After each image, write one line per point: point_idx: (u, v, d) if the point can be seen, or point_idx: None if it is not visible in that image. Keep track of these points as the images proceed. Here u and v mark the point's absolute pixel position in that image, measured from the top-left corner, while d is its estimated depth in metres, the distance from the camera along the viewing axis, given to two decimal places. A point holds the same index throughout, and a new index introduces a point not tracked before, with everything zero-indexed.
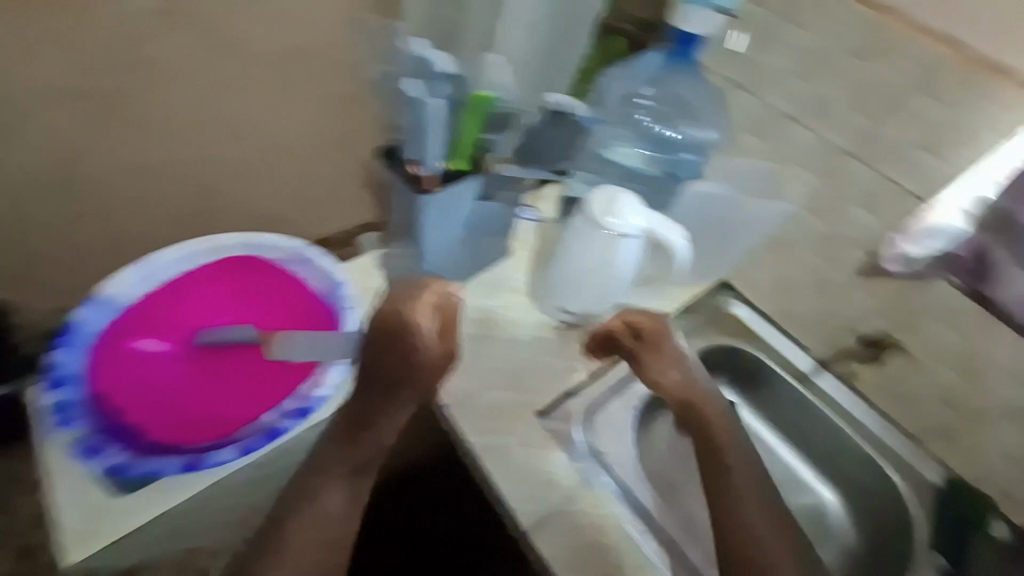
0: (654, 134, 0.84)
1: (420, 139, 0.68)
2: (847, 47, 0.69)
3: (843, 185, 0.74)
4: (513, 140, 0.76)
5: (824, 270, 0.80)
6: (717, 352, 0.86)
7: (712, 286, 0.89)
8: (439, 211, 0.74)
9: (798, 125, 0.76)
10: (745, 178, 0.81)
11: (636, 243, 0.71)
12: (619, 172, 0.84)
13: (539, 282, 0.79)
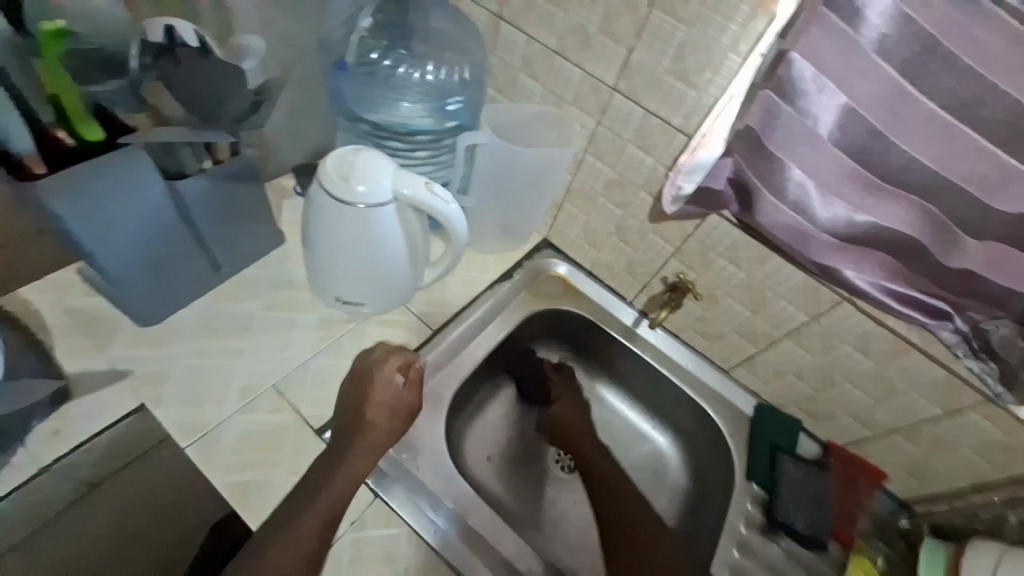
0: (433, 85, 0.78)
1: (340, 173, 0.60)
2: (671, 66, 0.63)
3: (636, 204, 0.78)
4: (432, 185, 0.62)
5: (640, 258, 0.84)
6: (503, 350, 0.87)
7: (534, 240, 0.94)
8: (348, 229, 0.62)
9: (633, 147, 0.72)
10: (642, 171, 0.74)
11: (393, 212, 0.62)
12: (496, 177, 0.82)
13: (384, 283, 0.70)
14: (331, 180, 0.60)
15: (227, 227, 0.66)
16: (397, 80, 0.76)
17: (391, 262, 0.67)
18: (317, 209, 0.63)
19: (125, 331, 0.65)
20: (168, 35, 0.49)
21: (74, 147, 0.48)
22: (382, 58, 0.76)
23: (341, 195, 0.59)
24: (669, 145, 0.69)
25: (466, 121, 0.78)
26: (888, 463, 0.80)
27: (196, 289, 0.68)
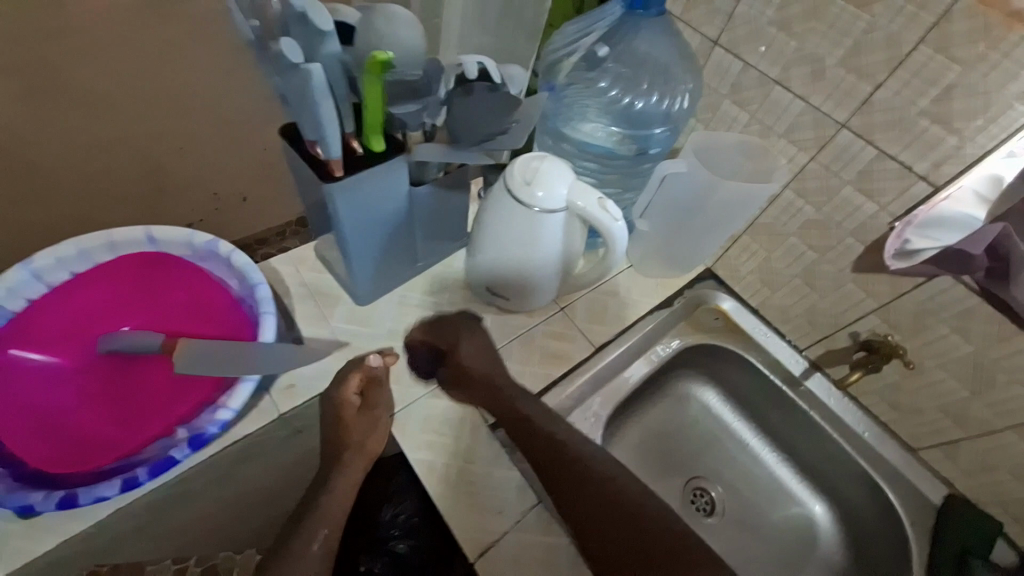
0: (642, 113, 0.77)
1: (522, 177, 0.62)
2: (929, 109, 0.56)
3: (838, 250, 0.72)
4: (608, 202, 0.63)
5: (827, 307, 0.77)
6: (652, 378, 0.87)
7: (697, 270, 0.91)
8: (514, 229, 0.65)
9: (852, 191, 0.66)
10: (856, 217, 0.67)
11: (559, 219, 0.64)
12: (681, 209, 0.79)
13: (542, 286, 0.73)
14: (514, 183, 0.62)
15: (435, 227, 0.74)
16: (616, 109, 0.77)
17: (543, 266, 0.69)
18: (495, 210, 0.66)
19: (342, 305, 0.76)
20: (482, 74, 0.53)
21: (363, 156, 0.55)
22: (608, 86, 0.77)
23: (522, 197, 0.62)
24: (904, 193, 0.61)
25: (663, 148, 0.80)
26: None
27: (401, 276, 0.77)
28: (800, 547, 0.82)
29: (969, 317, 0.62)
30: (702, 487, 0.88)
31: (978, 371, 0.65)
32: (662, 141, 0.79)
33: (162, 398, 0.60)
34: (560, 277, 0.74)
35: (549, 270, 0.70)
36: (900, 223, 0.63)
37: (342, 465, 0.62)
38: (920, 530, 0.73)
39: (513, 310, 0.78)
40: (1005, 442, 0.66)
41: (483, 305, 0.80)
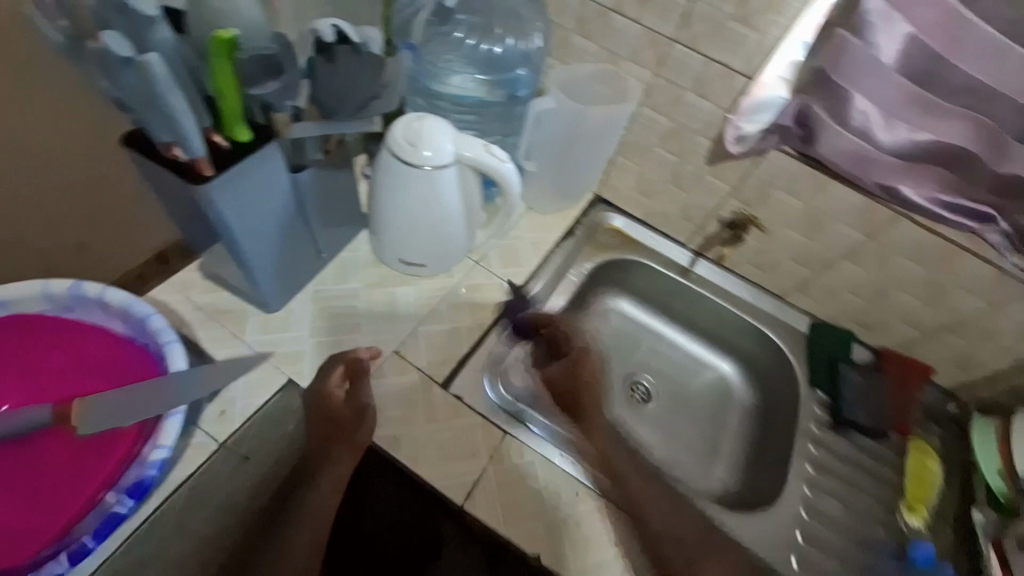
0: (501, 57, 0.79)
1: (406, 139, 0.63)
2: (732, 13, 0.66)
3: (692, 150, 0.83)
4: (493, 146, 0.66)
5: (696, 201, 0.90)
6: (572, 304, 0.95)
7: (587, 199, 0.99)
8: (412, 191, 0.66)
9: (692, 96, 0.76)
10: (699, 117, 0.78)
11: (452, 172, 0.65)
12: (560, 141, 0.85)
13: (457, 243, 0.76)
14: (399, 146, 0.63)
15: (329, 212, 0.71)
16: (477, 57, 0.79)
17: (450, 223, 0.71)
18: (387, 178, 0.66)
19: (253, 318, 0.72)
20: (337, 36, 0.52)
21: (229, 150, 0.53)
22: (464, 37, 0.78)
23: (411, 158, 0.63)
24: (730, 89, 0.73)
25: (530, 89, 0.82)
26: (939, 360, 0.86)
27: (307, 272, 0.74)
28: (722, 403, 0.98)
29: (795, 180, 0.77)
30: (638, 380, 0.99)
31: (810, 221, 0.81)
32: (527, 82, 0.82)
33: (77, 464, 0.55)
34: (470, 229, 0.77)
35: (457, 226, 0.73)
36: (731, 115, 0.74)
37: (334, 452, 0.65)
38: (799, 358, 0.90)
39: (433, 271, 0.80)
40: (839, 271, 0.84)
41: (401, 279, 0.80)
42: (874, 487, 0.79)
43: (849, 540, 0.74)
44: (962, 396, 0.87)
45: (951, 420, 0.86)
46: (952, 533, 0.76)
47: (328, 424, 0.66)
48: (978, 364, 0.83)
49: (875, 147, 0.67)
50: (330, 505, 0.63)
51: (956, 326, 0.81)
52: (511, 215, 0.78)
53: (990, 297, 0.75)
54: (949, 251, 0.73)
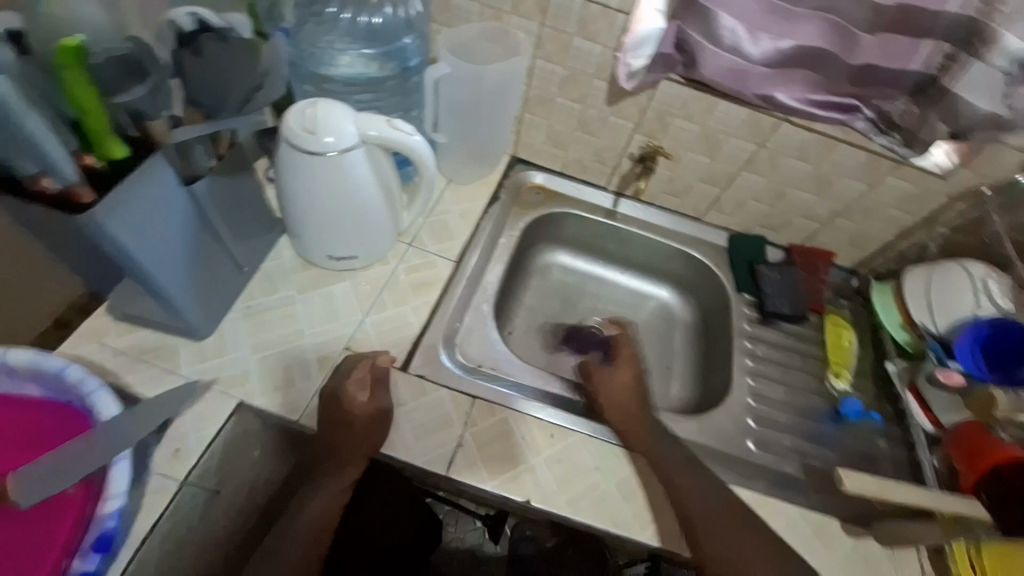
0: (382, 29, 0.77)
1: (303, 128, 0.60)
2: None
3: (591, 93, 0.86)
4: (395, 120, 0.65)
5: (606, 144, 0.94)
6: (511, 265, 0.98)
7: (505, 160, 1.01)
8: (323, 181, 0.64)
9: (579, 39, 0.79)
10: (591, 60, 0.81)
11: (360, 153, 0.64)
12: (462, 104, 0.85)
13: (383, 228, 0.74)
14: (297, 137, 0.60)
15: (238, 221, 0.68)
16: (358, 32, 0.77)
17: (371, 208, 0.69)
18: (294, 172, 0.63)
19: (184, 348, 0.68)
20: (199, 25, 0.54)
21: (106, 171, 0.49)
22: (339, 12, 0.76)
23: (312, 147, 0.60)
24: (611, 27, 0.76)
25: (421, 57, 0.80)
26: (837, 243, 0.97)
27: (232, 289, 0.71)
28: (668, 326, 1.05)
29: (688, 105, 0.82)
30: (590, 323, 1.04)
31: (709, 141, 0.87)
32: (415, 49, 0.80)
33: (21, 542, 0.50)
34: (394, 211, 0.75)
35: (379, 209, 0.71)
36: (618, 53, 0.78)
37: (344, 467, 0.65)
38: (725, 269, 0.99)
39: (367, 261, 0.78)
40: (743, 183, 0.92)
41: (336, 275, 0.78)
42: (806, 365, 0.89)
43: (794, 415, 0.83)
44: (861, 270, 0.99)
45: (858, 293, 0.98)
46: (872, 385, 0.87)
47: (337, 433, 0.65)
48: (868, 239, 0.94)
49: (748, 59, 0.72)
50: (325, 519, 0.63)
51: (846, 210, 0.91)
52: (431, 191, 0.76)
53: (867, 178, 0.84)
54: (826, 143, 0.81)
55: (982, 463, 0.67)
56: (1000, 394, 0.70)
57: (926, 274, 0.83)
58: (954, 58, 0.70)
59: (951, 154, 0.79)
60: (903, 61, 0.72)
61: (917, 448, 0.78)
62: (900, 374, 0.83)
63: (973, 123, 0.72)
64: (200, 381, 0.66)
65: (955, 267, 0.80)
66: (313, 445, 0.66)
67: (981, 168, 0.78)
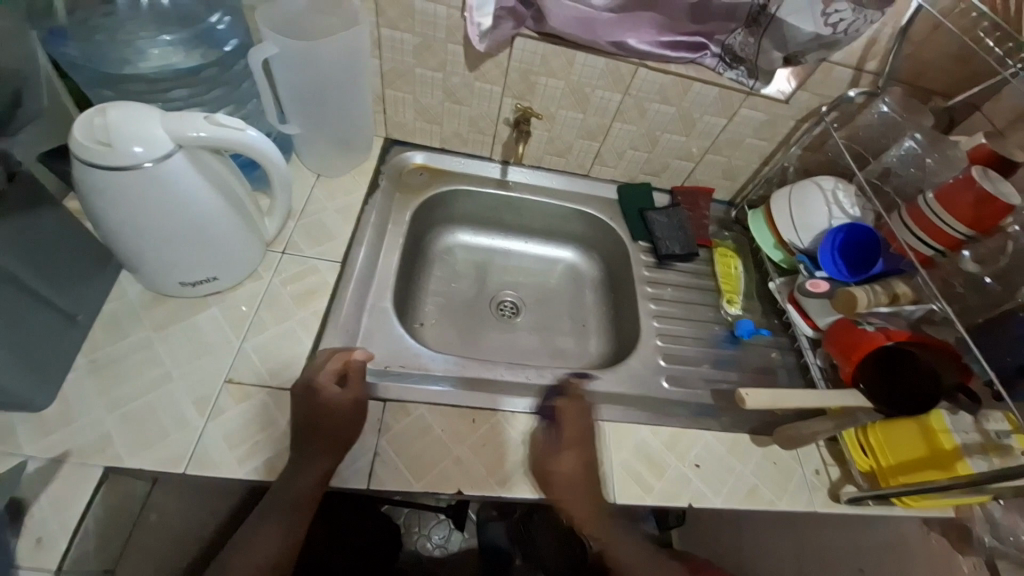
0: (183, 10, 0.67)
1: (98, 140, 0.51)
2: None
3: (449, 60, 0.81)
4: (217, 116, 0.56)
5: (478, 112, 0.90)
6: (408, 254, 0.93)
7: (379, 144, 0.95)
8: (145, 198, 0.54)
9: (421, 2, 0.74)
10: (439, 24, 0.76)
11: (181, 161, 0.54)
12: (304, 84, 0.76)
13: (240, 239, 0.66)
14: (93, 151, 0.50)
15: (48, 262, 0.58)
16: (151, 17, 0.66)
17: (215, 221, 0.61)
18: (101, 195, 0.53)
19: (19, 426, 0.56)
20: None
21: None
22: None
23: (116, 161, 0.51)
24: None
25: (238, 38, 0.70)
26: (713, 178, 1.03)
27: (66, 346, 0.60)
28: (581, 286, 1.06)
29: (548, 61, 0.80)
30: (503, 297, 1.02)
31: (579, 96, 0.86)
32: (227, 29, 0.69)
33: None
34: (249, 219, 0.66)
35: (227, 221, 0.62)
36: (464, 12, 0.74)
37: (313, 459, 0.59)
38: (618, 222, 1.01)
39: (234, 280, 0.70)
40: (618, 132, 0.93)
41: (201, 303, 0.69)
42: (703, 297, 0.95)
43: (699, 346, 0.88)
44: (737, 199, 1.06)
45: (739, 221, 1.05)
46: (760, 304, 0.95)
47: (307, 424, 0.61)
48: (738, 169, 1.00)
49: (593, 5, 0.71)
50: (307, 501, 0.59)
51: (714, 145, 0.95)
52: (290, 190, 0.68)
53: (725, 111, 0.88)
54: (685, 83, 0.84)
55: (856, 354, 0.74)
56: (858, 291, 0.76)
57: (786, 194, 0.90)
58: None
59: (792, 80, 0.85)
60: None
61: (804, 353, 0.85)
62: (781, 289, 0.90)
63: (801, 46, 0.76)
64: (44, 460, 0.55)
65: (808, 184, 0.87)
66: (292, 433, 0.62)
67: (817, 89, 0.85)
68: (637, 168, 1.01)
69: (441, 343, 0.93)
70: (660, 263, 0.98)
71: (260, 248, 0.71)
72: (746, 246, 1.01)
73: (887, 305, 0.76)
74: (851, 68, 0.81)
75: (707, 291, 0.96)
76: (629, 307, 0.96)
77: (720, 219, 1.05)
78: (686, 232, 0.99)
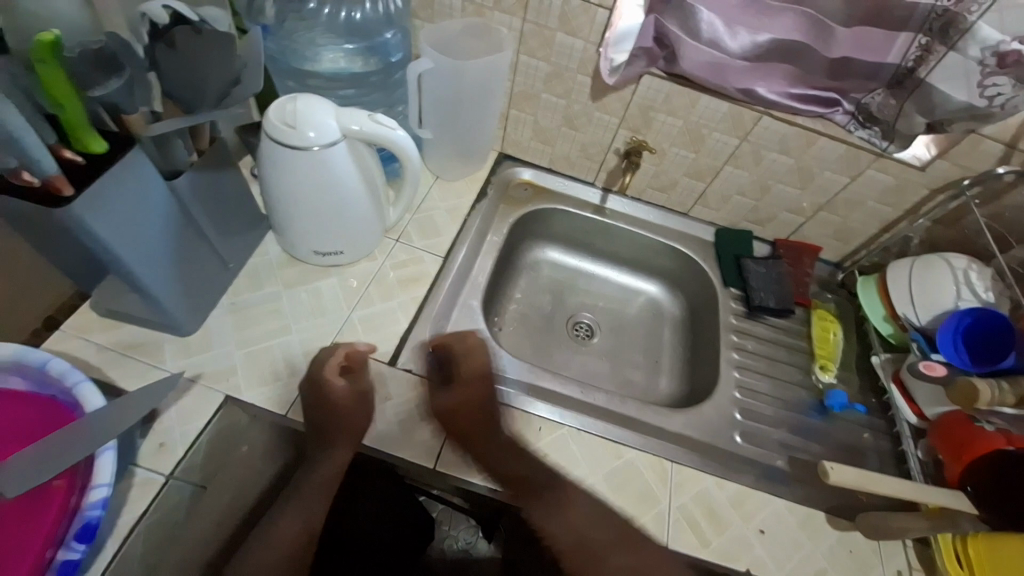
0: (364, 24, 0.78)
1: (285, 122, 0.61)
2: None
3: (575, 89, 0.87)
4: (377, 115, 0.65)
5: (590, 139, 0.95)
6: (500, 262, 0.98)
7: (492, 157, 1.02)
8: (307, 175, 0.64)
9: (562, 35, 0.80)
10: (574, 56, 0.82)
11: (342, 148, 0.64)
12: (444, 96, 0.86)
13: (369, 222, 0.75)
14: (279, 131, 0.61)
15: (224, 219, 0.69)
16: (339, 27, 0.78)
17: (354, 203, 0.70)
18: (275, 167, 0.64)
19: (168, 344, 0.68)
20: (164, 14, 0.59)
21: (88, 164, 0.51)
22: (321, 7, 0.76)
23: (295, 141, 0.61)
24: (593, 22, 0.76)
25: (403, 51, 0.80)
26: (821, 236, 0.98)
27: (217, 286, 0.71)
28: (660, 321, 1.05)
29: (670, 99, 0.83)
30: (580, 319, 1.04)
31: (693, 136, 0.88)
32: (396, 42, 0.79)
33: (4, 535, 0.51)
34: (379, 206, 0.75)
35: (362, 204, 0.71)
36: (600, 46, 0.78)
37: (330, 447, 0.63)
38: (711, 265, 0.99)
39: (355, 257, 0.79)
40: (727, 177, 0.93)
41: (323, 271, 0.78)
42: (791, 357, 0.90)
43: (780, 407, 0.84)
44: (845, 263, 1.00)
45: (843, 286, 0.99)
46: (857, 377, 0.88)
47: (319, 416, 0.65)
48: (851, 232, 0.95)
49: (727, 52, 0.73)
50: (328, 488, 0.61)
51: (828, 203, 0.92)
52: (417, 185, 0.76)
53: (848, 169, 0.85)
54: (809, 137, 0.82)
55: (966, 453, 0.67)
56: (981, 385, 0.70)
57: (908, 266, 0.84)
58: (928, 49, 0.70)
59: (930, 148, 0.80)
60: (879, 53, 0.73)
61: (902, 440, 0.78)
62: (884, 366, 0.84)
63: (950, 115, 0.72)
64: (184, 376, 0.66)
65: (936, 259, 0.81)
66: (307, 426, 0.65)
67: (959, 160, 0.79)
68: (741, 214, 0.99)
69: (515, 350, 0.97)
70: (749, 314, 0.94)
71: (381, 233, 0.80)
72: (848, 313, 0.95)
73: (1012, 406, 0.69)
74: (1003, 144, 0.75)
75: (797, 352, 0.91)
76: (708, 351, 0.94)
77: (821, 280, 1.00)
78: (783, 288, 0.95)
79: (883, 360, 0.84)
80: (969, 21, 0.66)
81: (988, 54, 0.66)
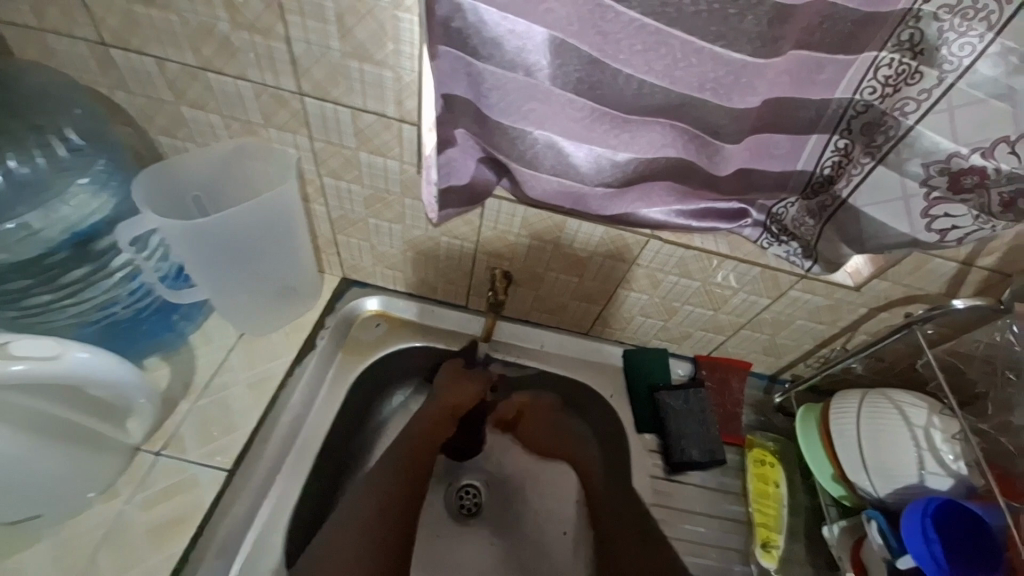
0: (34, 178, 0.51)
1: None
2: (343, 47, 0.47)
3: (408, 214, 0.64)
4: (12, 343, 0.44)
5: (448, 265, 0.72)
6: (345, 435, 0.69)
7: (331, 284, 0.77)
8: None
9: (368, 155, 0.57)
10: (392, 178, 0.59)
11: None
12: (211, 246, 0.56)
13: (78, 470, 0.53)
14: None
15: None
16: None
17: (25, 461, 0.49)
18: None
19: None
20: None
21: None
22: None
23: None
24: (402, 140, 0.54)
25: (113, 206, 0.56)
26: (750, 352, 0.79)
27: None
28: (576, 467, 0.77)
29: (532, 224, 0.62)
30: (469, 484, 0.80)
31: (575, 262, 0.67)
32: (95, 201, 0.54)
33: None
34: (97, 442, 0.55)
35: (48, 450, 0.51)
36: (422, 171, 0.56)
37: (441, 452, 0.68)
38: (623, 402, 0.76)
39: (73, 510, 0.54)
40: (626, 300, 0.72)
41: (18, 541, 0.53)
42: (724, 530, 0.69)
43: None
44: (782, 378, 0.82)
45: (783, 412, 0.80)
46: (804, 550, 0.69)
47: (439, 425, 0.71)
48: (786, 350, 0.76)
49: (589, 181, 0.52)
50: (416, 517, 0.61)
51: (754, 322, 0.72)
52: (157, 404, 0.56)
53: (768, 289, 0.66)
54: (714, 262, 0.63)
55: None
56: None
57: (854, 411, 0.65)
58: (848, 155, 0.51)
59: (866, 263, 0.63)
60: (787, 160, 0.53)
61: None
62: (840, 545, 0.65)
63: (884, 247, 0.54)
64: None
65: (888, 404, 0.62)
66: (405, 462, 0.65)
67: (901, 280, 0.62)
68: (652, 334, 0.79)
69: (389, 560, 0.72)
70: (672, 471, 0.71)
71: (129, 450, 0.59)
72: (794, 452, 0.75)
73: None
74: (956, 262, 0.59)
75: (734, 520, 0.70)
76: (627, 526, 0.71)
77: (757, 405, 0.80)
78: (716, 433, 0.72)
79: (836, 534, 0.66)
80: (904, 126, 0.47)
81: (935, 171, 0.48)
